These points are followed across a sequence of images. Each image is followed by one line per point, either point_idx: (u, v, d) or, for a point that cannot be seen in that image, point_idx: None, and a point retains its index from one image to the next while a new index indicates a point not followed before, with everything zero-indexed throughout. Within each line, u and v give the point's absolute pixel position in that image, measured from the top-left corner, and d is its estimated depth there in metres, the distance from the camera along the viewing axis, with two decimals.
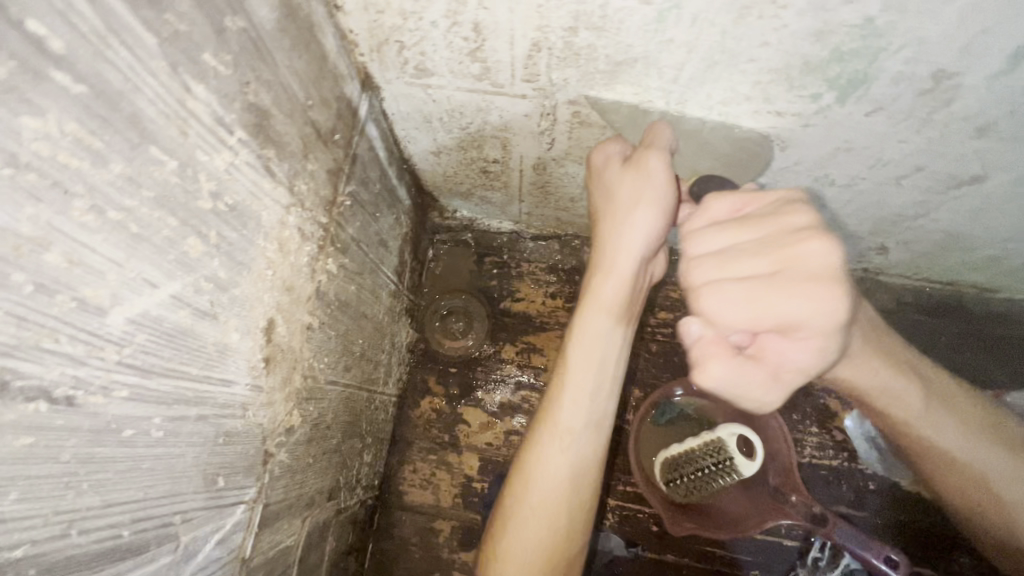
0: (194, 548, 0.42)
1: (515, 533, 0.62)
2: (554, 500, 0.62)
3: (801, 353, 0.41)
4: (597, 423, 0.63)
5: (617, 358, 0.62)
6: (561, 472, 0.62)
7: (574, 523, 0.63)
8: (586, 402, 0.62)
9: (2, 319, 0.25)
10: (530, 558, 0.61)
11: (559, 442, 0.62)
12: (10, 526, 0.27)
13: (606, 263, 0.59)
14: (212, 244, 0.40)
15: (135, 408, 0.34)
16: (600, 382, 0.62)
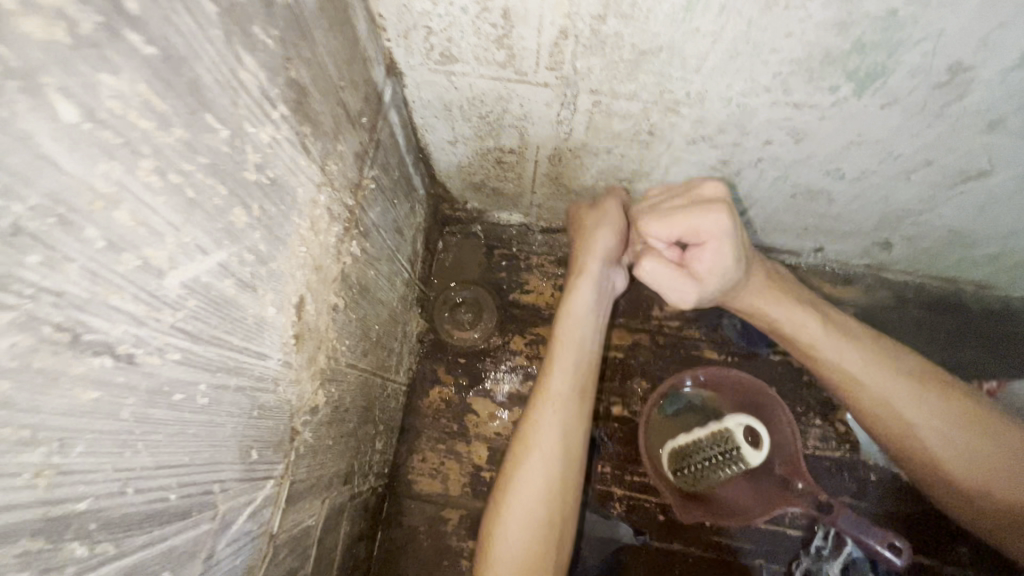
0: (229, 518, 0.43)
1: (518, 487, 0.68)
2: (554, 454, 0.69)
3: (706, 255, 0.65)
4: (583, 390, 0.73)
5: (596, 336, 0.75)
6: (555, 431, 0.70)
7: (569, 479, 0.70)
8: (572, 370, 0.73)
9: (77, 273, 0.25)
10: (531, 506, 0.66)
11: (552, 404, 0.71)
12: (75, 479, 0.27)
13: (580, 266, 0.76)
14: (255, 216, 0.41)
15: (184, 372, 0.35)
16: (582, 355, 0.74)
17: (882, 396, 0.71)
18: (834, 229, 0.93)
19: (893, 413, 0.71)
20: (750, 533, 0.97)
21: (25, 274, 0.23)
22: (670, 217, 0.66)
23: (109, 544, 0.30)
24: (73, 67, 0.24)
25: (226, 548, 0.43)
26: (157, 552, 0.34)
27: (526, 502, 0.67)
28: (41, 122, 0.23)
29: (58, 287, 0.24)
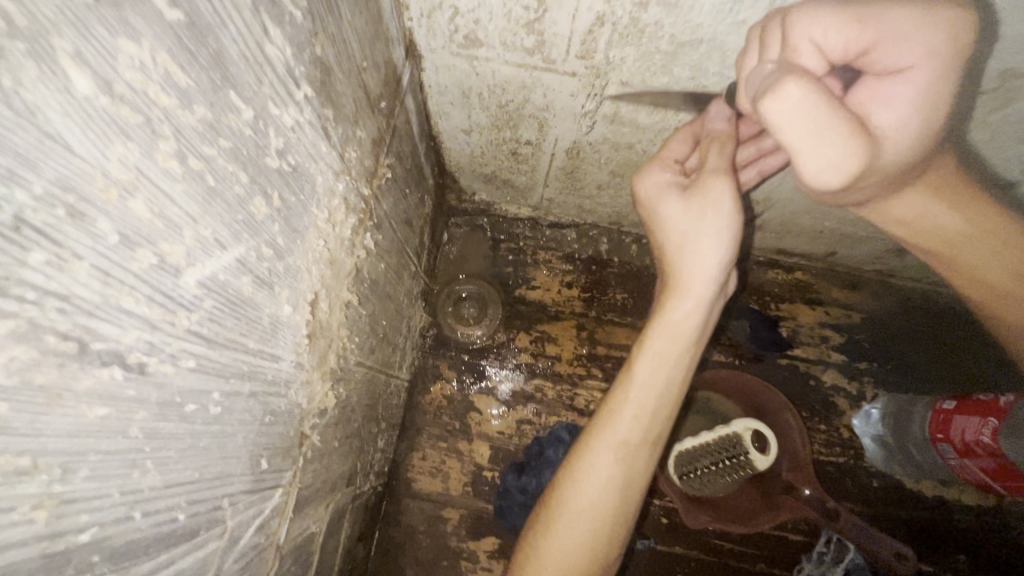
0: (237, 533, 0.40)
1: (557, 540, 0.58)
2: (604, 508, 0.58)
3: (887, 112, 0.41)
4: (655, 438, 0.60)
5: (681, 376, 0.60)
6: (612, 483, 0.58)
7: (616, 537, 0.60)
8: (647, 419, 0.59)
9: (87, 273, 0.22)
10: (573, 558, 0.57)
11: (615, 452, 0.59)
12: (80, 507, 0.24)
13: (680, 285, 0.59)
14: (274, 207, 0.37)
15: (197, 380, 0.31)
16: (662, 402, 0.59)
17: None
18: (851, 234, 0.91)
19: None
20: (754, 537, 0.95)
21: (29, 275, 0.19)
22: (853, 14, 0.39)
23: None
24: (87, 29, 0.20)
25: (233, 565, 0.40)
26: None
27: (563, 562, 0.57)
28: (50, 95, 0.19)
29: (65, 290, 0.21)
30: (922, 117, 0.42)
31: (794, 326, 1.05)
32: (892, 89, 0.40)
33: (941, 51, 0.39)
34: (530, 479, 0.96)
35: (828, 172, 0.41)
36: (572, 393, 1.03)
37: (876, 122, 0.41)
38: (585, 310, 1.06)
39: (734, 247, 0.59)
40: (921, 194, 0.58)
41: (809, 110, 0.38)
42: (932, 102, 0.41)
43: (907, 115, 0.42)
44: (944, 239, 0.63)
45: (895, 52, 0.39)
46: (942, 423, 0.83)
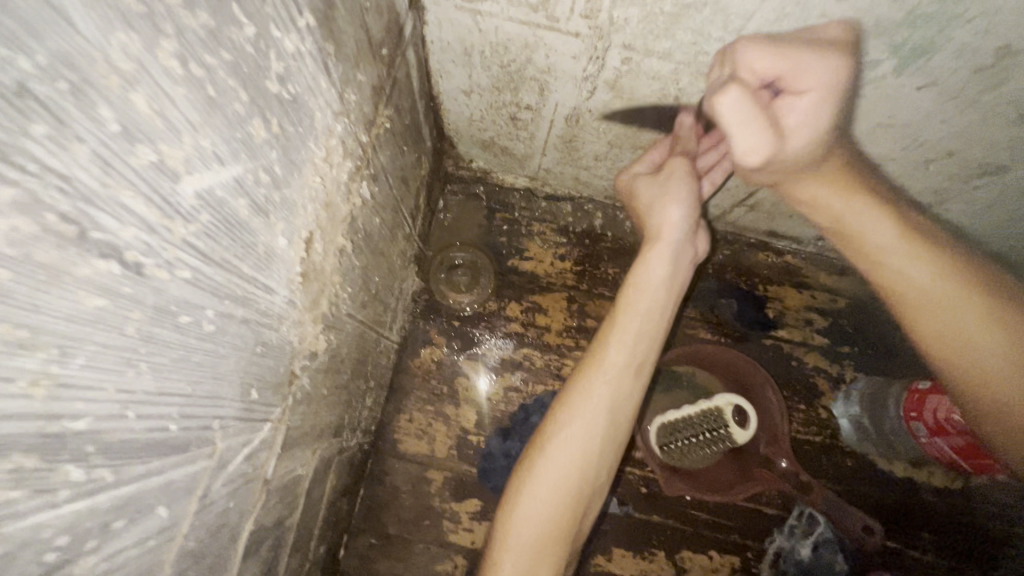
0: (226, 457, 0.40)
1: (551, 459, 0.62)
2: (597, 428, 0.63)
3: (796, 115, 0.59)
4: (641, 366, 0.66)
5: (662, 309, 0.68)
6: (603, 405, 0.63)
7: (604, 457, 0.64)
8: (632, 344, 0.66)
9: (88, 157, 0.22)
10: (563, 478, 0.61)
11: (606, 376, 0.64)
12: (76, 394, 0.24)
13: (656, 233, 0.72)
14: (273, 134, 0.37)
15: (192, 294, 0.31)
16: (646, 329, 0.67)
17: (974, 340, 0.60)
18: None
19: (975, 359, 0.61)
20: (729, 509, 0.97)
21: (30, 147, 0.19)
22: (777, 47, 0.56)
23: (105, 471, 0.27)
24: None
25: (221, 489, 0.41)
26: (155, 485, 0.32)
27: (555, 479, 0.61)
28: None
29: (66, 169, 0.21)
30: (819, 124, 0.61)
31: (780, 308, 1.07)
32: (794, 101, 0.58)
33: (831, 81, 0.57)
34: (514, 444, 0.99)
35: (751, 149, 0.60)
36: (560, 363, 1.04)
37: (784, 124, 0.59)
38: (577, 283, 1.07)
39: (697, 209, 0.73)
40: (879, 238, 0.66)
41: (740, 107, 0.57)
42: (822, 117, 0.60)
43: (807, 122, 0.60)
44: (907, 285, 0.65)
45: (808, 78, 0.56)
46: (915, 402, 0.85)
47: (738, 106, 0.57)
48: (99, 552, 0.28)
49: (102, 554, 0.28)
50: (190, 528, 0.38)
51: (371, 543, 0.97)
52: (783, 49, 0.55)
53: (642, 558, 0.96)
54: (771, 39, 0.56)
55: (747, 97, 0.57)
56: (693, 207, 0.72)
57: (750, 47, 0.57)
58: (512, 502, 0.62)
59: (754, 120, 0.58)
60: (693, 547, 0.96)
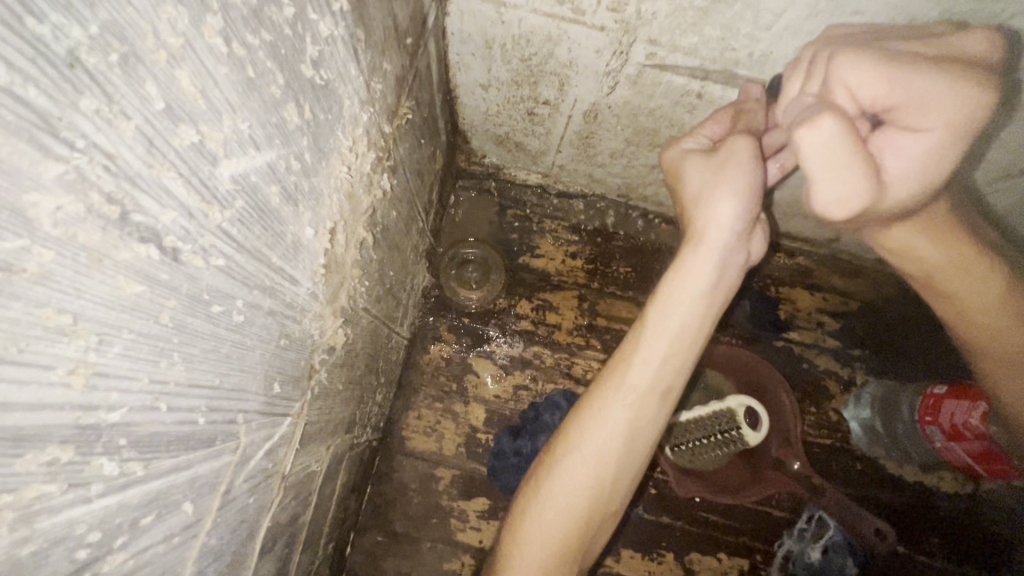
0: (249, 452, 0.39)
1: (560, 478, 0.60)
2: (611, 453, 0.59)
3: (913, 147, 0.41)
4: (665, 390, 0.60)
5: (696, 328, 0.60)
6: (618, 430, 0.59)
7: (618, 484, 0.61)
8: (657, 366, 0.59)
9: (133, 135, 0.21)
10: (571, 499, 0.59)
11: (623, 400, 0.59)
12: (112, 384, 0.23)
13: (696, 236, 0.60)
14: (305, 120, 0.36)
15: (224, 282, 0.30)
16: (672, 352, 0.59)
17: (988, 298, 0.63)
18: None
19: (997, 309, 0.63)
20: (738, 512, 0.96)
21: (79, 121, 0.18)
22: (892, 65, 0.40)
23: (136, 465, 0.26)
24: None
25: (242, 485, 0.40)
26: (182, 480, 0.31)
27: (564, 499, 0.59)
28: None
29: (112, 148, 0.20)
30: (939, 172, 0.43)
31: (792, 310, 1.06)
32: (905, 140, 0.41)
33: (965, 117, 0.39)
34: (525, 442, 0.98)
35: (836, 205, 0.43)
36: (570, 361, 1.03)
37: (886, 171, 0.42)
38: (589, 281, 1.07)
39: (755, 206, 0.59)
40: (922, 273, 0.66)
41: (834, 146, 0.40)
42: (938, 166, 0.42)
43: (923, 168, 0.43)
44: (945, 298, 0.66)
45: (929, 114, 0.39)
46: (930, 407, 0.84)
47: (835, 144, 0.40)
48: (127, 549, 0.27)
49: (130, 551, 0.27)
50: (212, 525, 0.36)
51: (378, 541, 0.95)
52: (897, 69, 0.40)
53: (651, 560, 0.95)
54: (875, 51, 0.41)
55: (846, 129, 0.40)
56: (750, 201, 0.57)
57: (852, 57, 0.42)
58: (525, 508, 0.62)
59: (852, 163, 0.41)
60: (703, 550, 0.95)
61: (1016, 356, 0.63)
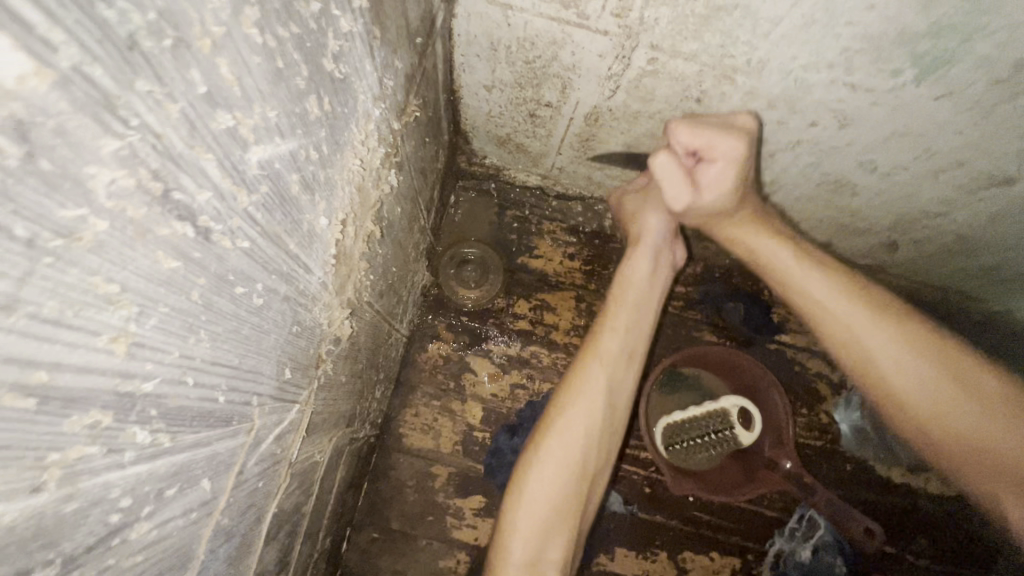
0: (260, 436, 0.40)
1: (552, 441, 0.64)
2: (596, 410, 0.66)
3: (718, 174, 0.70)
4: (632, 351, 0.71)
5: (648, 302, 0.75)
6: (601, 390, 0.67)
7: (605, 441, 0.67)
8: (623, 331, 0.71)
9: (178, 117, 0.22)
10: (568, 457, 0.63)
11: (600, 362, 0.68)
12: (147, 355, 0.24)
13: (637, 240, 0.81)
14: (324, 112, 0.37)
15: (246, 265, 0.31)
16: (632, 319, 0.72)
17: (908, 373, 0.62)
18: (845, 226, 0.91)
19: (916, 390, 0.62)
20: (730, 511, 0.98)
21: (134, 101, 0.20)
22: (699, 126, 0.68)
23: (164, 437, 0.27)
24: None
25: (254, 468, 0.41)
26: (202, 456, 0.32)
27: (559, 458, 0.63)
28: None
29: (159, 128, 0.21)
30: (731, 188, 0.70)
31: (784, 313, 1.08)
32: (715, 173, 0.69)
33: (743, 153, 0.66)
34: (522, 440, 0.99)
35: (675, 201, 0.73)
36: (567, 361, 1.04)
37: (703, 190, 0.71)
38: (586, 282, 1.08)
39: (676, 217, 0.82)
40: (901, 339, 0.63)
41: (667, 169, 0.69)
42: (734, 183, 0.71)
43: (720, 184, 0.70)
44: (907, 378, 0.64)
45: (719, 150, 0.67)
46: None
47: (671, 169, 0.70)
48: (152, 520, 0.28)
49: (155, 522, 0.28)
50: (225, 505, 0.37)
51: (374, 537, 0.95)
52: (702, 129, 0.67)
53: (645, 558, 0.96)
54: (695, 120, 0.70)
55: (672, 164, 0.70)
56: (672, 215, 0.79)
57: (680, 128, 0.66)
58: (521, 483, 0.64)
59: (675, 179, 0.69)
60: (695, 548, 0.96)
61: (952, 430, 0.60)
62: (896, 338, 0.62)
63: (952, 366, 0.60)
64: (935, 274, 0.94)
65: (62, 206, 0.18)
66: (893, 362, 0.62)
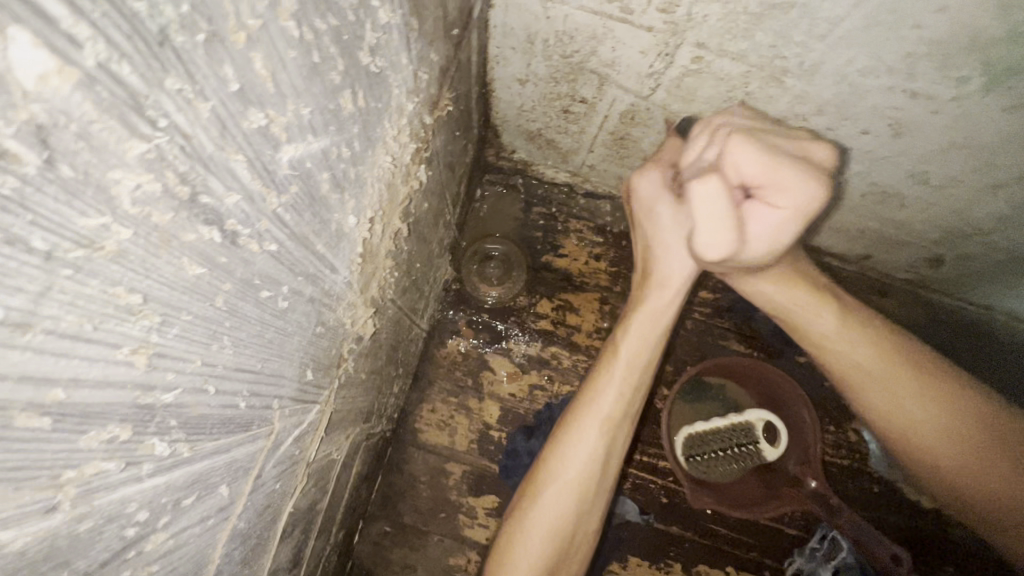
0: (279, 439, 0.39)
1: (541, 509, 0.64)
2: (587, 478, 0.65)
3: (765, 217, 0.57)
4: (632, 415, 0.69)
5: (652, 361, 0.70)
6: (595, 456, 0.66)
7: (593, 509, 0.67)
8: (627, 393, 0.68)
9: (208, 116, 0.21)
10: (554, 523, 0.64)
11: (599, 426, 0.66)
12: (169, 365, 0.23)
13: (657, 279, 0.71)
14: (357, 108, 0.35)
15: (273, 267, 0.30)
16: (639, 378, 0.69)
17: (924, 426, 0.61)
18: (888, 239, 0.86)
19: (943, 462, 0.61)
20: (748, 527, 0.95)
21: (162, 100, 0.18)
22: (766, 158, 0.55)
23: (183, 446, 0.26)
24: None
25: (272, 470, 0.40)
26: (221, 463, 0.31)
27: (549, 521, 0.64)
28: None
29: (189, 128, 0.20)
30: (780, 242, 0.59)
31: None
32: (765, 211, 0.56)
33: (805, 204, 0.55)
34: (539, 443, 0.97)
35: (711, 244, 0.58)
36: (588, 364, 1.02)
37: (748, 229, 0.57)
38: (610, 283, 1.05)
39: None
40: (911, 384, 0.61)
41: (715, 205, 0.55)
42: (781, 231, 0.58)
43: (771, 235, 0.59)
44: (907, 433, 0.63)
45: (783, 196, 0.55)
46: None
47: (711, 200, 0.55)
48: (168, 529, 0.27)
49: (171, 531, 0.28)
50: (242, 509, 0.36)
51: (386, 531, 0.95)
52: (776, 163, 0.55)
53: (658, 569, 0.93)
54: (767, 147, 0.56)
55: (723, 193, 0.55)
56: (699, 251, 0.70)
57: (740, 145, 0.56)
58: (510, 538, 0.65)
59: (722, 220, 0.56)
60: (710, 561, 0.94)
61: (966, 487, 0.61)
62: (867, 340, 0.64)
63: (932, 377, 0.61)
64: (984, 293, 0.88)
65: (83, 214, 0.17)
66: (863, 361, 0.64)
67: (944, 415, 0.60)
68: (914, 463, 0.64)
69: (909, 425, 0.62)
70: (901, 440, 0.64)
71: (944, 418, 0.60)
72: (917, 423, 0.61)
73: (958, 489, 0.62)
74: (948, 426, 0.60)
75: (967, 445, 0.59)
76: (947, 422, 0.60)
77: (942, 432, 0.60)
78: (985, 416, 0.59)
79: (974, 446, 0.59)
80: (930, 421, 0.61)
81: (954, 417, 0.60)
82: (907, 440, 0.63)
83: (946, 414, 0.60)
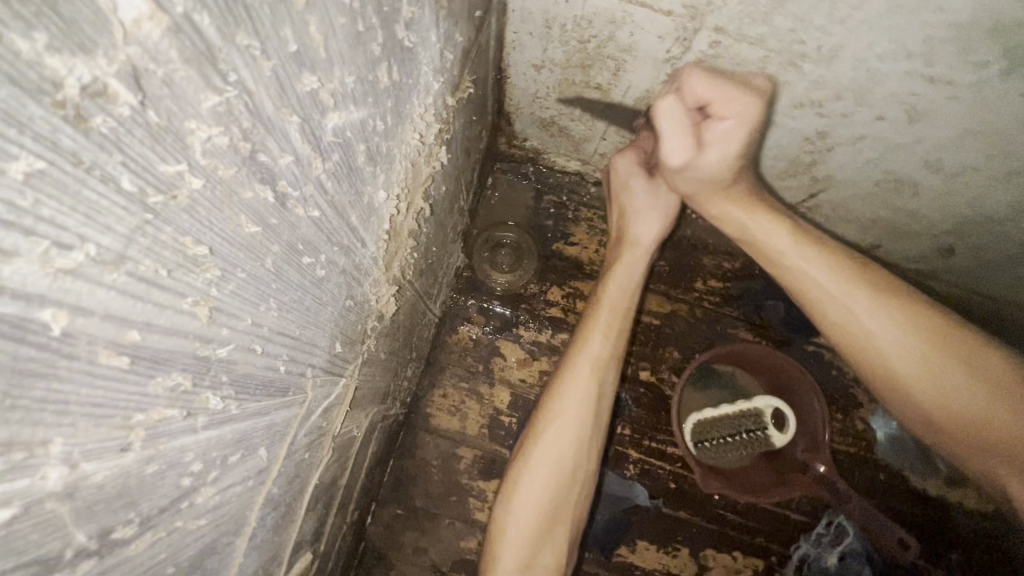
0: (310, 409, 0.40)
1: (540, 454, 0.66)
2: (577, 420, 0.68)
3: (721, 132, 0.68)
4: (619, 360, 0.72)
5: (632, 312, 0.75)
6: (584, 397, 0.68)
7: (586, 452, 0.68)
8: (612, 340, 0.72)
9: (269, 76, 0.21)
10: (550, 467, 0.66)
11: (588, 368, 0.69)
12: (225, 319, 0.24)
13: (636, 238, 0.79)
14: (392, 83, 0.36)
15: (314, 234, 0.31)
16: (622, 325, 0.73)
17: (898, 357, 0.62)
18: (899, 228, 0.87)
19: (926, 394, 0.61)
20: (756, 512, 0.96)
21: (233, 55, 0.19)
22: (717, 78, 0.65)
23: (232, 403, 0.27)
24: None
25: (302, 440, 0.41)
26: (262, 424, 0.32)
27: (547, 464, 0.66)
28: None
29: (253, 85, 0.21)
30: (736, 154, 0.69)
31: None
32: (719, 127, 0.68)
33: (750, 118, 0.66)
34: None
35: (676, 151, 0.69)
36: None
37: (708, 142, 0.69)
38: None
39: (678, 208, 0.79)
40: (885, 318, 0.62)
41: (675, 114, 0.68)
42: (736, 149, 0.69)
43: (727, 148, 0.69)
44: (888, 368, 0.63)
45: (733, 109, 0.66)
46: None
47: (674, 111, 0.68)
48: (216, 484, 0.28)
49: (218, 487, 0.28)
50: (276, 475, 0.37)
51: (398, 514, 0.96)
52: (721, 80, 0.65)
53: (665, 553, 0.94)
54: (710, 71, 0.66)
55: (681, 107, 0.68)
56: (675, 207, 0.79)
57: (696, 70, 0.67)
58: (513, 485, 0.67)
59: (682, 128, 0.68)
60: (718, 546, 0.95)
61: (954, 418, 0.60)
62: (834, 276, 0.66)
63: (903, 305, 0.62)
64: (994, 283, 0.89)
65: (163, 160, 0.17)
66: (832, 292, 0.65)
67: (922, 345, 0.60)
68: (897, 400, 0.64)
69: (882, 355, 0.63)
70: (880, 374, 0.64)
71: (921, 346, 0.60)
72: (889, 352, 0.62)
73: (944, 422, 0.61)
74: (922, 354, 0.60)
75: (943, 368, 0.59)
76: (918, 349, 0.60)
77: (917, 360, 0.61)
78: (960, 338, 0.60)
79: (952, 369, 0.59)
80: (907, 350, 0.61)
81: (934, 343, 0.60)
82: (887, 375, 0.63)
83: (922, 342, 0.60)
